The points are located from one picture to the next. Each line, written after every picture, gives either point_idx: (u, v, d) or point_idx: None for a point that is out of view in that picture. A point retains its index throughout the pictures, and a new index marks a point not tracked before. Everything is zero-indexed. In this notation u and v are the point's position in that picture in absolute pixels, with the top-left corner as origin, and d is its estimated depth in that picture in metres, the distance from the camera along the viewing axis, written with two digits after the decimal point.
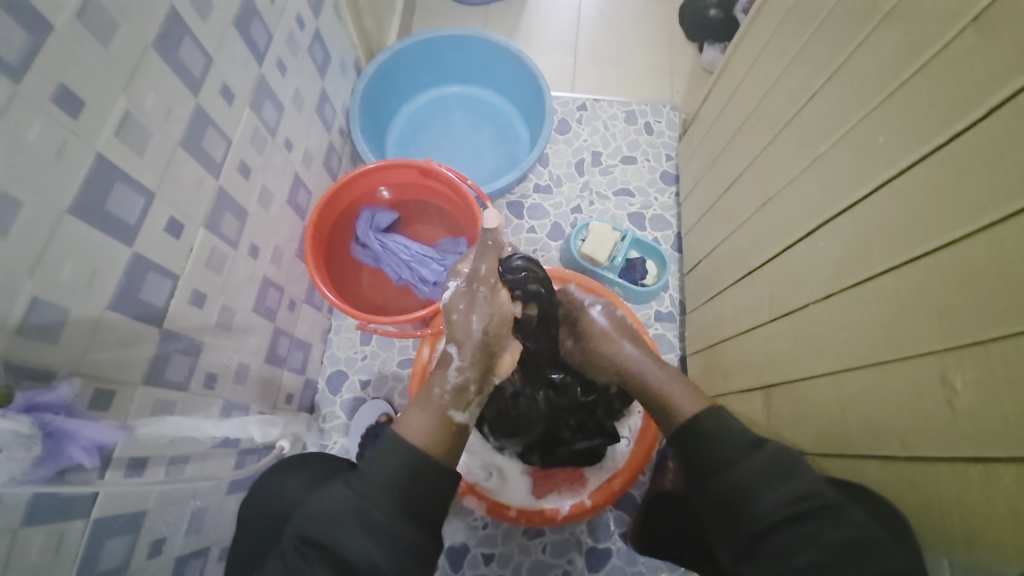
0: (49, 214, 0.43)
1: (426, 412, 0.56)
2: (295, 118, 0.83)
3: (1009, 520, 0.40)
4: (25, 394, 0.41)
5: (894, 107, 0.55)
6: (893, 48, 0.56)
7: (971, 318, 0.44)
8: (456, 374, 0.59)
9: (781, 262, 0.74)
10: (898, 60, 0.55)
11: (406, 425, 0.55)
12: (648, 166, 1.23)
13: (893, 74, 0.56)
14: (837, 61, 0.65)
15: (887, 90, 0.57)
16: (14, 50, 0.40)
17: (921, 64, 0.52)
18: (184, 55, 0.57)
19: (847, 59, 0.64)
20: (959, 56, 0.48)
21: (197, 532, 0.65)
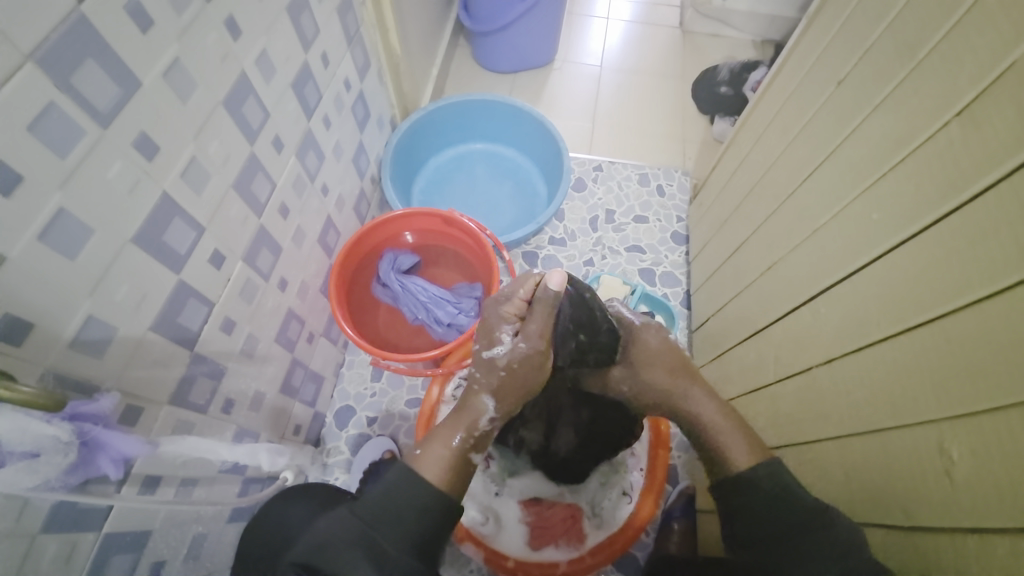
0: (114, 242, 0.49)
1: (444, 444, 0.57)
2: (333, 166, 0.91)
3: None
4: (71, 403, 0.44)
5: (887, 187, 0.59)
6: (884, 134, 0.61)
7: (965, 390, 0.45)
8: (487, 422, 0.60)
9: (786, 324, 0.75)
10: (889, 143, 0.60)
11: (425, 460, 0.55)
12: (659, 226, 1.29)
13: (884, 158, 0.61)
14: (834, 143, 0.71)
15: (879, 171, 0.61)
16: (108, 101, 0.46)
17: (910, 149, 0.57)
18: (246, 111, 0.64)
19: (842, 142, 0.69)
20: (946, 143, 0.52)
21: (195, 559, 0.66)
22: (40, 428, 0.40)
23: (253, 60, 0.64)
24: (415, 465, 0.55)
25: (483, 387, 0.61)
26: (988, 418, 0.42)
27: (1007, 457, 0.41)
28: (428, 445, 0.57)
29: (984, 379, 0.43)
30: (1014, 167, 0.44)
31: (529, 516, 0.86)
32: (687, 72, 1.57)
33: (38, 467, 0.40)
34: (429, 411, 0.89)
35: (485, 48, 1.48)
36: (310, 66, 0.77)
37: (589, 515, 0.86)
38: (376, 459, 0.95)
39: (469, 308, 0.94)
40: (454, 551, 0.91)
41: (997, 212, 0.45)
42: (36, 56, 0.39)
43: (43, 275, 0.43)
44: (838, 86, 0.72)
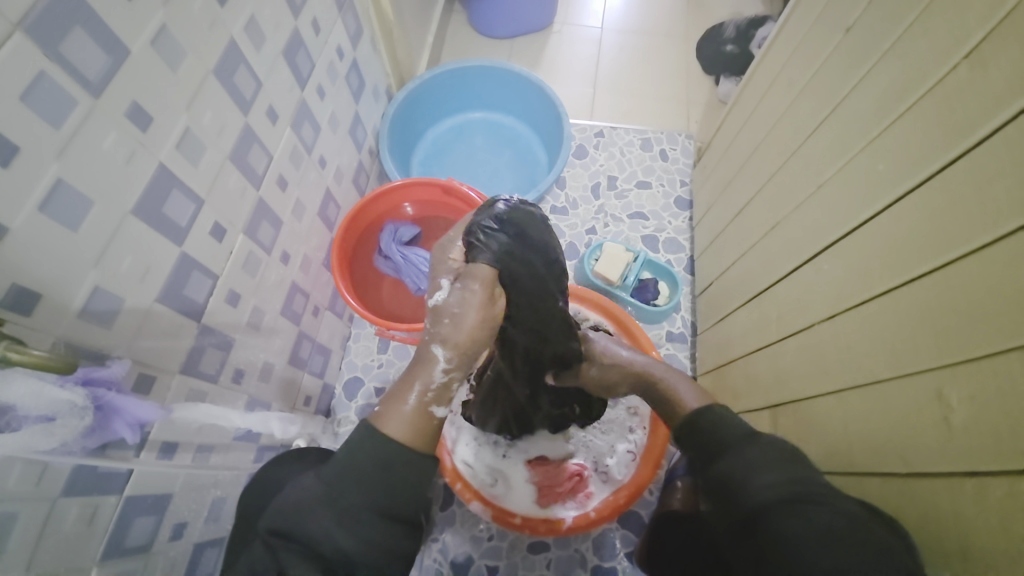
0: (114, 214, 0.49)
1: (399, 404, 0.53)
2: (330, 137, 0.91)
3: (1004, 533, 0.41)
4: (84, 367, 0.45)
5: (893, 137, 0.58)
6: (891, 84, 0.59)
7: (966, 339, 0.45)
8: (441, 373, 0.54)
9: (788, 284, 0.75)
10: (895, 93, 0.59)
11: (389, 422, 0.52)
12: (662, 191, 1.27)
13: (891, 107, 0.59)
14: (840, 95, 0.69)
15: (886, 120, 0.59)
16: (97, 71, 0.46)
17: (917, 96, 0.55)
18: (238, 80, 0.63)
19: (849, 93, 0.67)
20: (954, 87, 0.50)
21: (216, 521, 0.68)
22: (56, 392, 0.42)
23: (242, 27, 0.63)
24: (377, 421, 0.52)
25: (432, 337, 0.56)
26: (986, 364, 0.43)
27: (1008, 402, 0.41)
28: (388, 407, 0.53)
29: (984, 327, 0.43)
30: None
31: (535, 475, 0.88)
32: (690, 31, 1.52)
33: (55, 429, 0.42)
34: None
35: (481, 13, 1.43)
36: (301, 33, 0.76)
37: (594, 473, 0.88)
38: None
39: None
40: (464, 512, 0.95)
41: (1002, 156, 0.44)
42: (25, 25, 0.39)
43: (46, 245, 0.43)
44: (845, 35, 0.69)
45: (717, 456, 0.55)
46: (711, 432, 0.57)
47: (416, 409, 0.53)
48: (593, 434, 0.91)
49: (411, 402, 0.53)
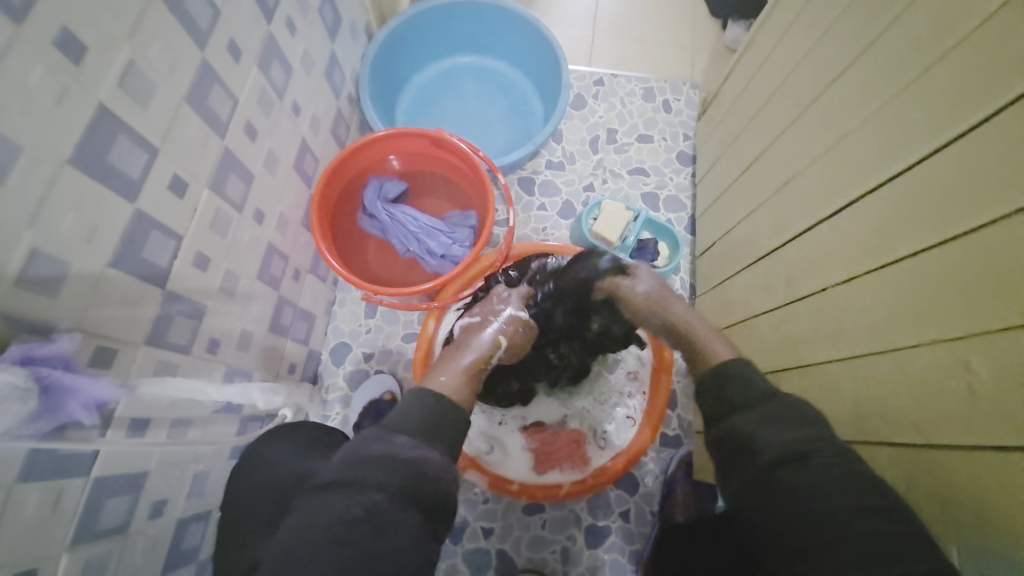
0: (49, 165, 0.42)
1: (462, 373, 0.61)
2: (304, 80, 0.81)
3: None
4: (18, 344, 0.41)
5: (931, 83, 0.52)
6: (931, 19, 0.53)
7: (1000, 306, 0.41)
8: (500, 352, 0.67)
9: (801, 245, 0.71)
10: (935, 30, 0.52)
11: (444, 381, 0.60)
12: (665, 146, 1.19)
13: (931, 47, 0.52)
14: (872, 34, 0.62)
15: (925, 62, 0.53)
16: None
17: (962, 34, 0.49)
18: (189, 6, 0.54)
19: (883, 32, 0.60)
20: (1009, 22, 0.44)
21: (198, 495, 0.65)
22: None
23: None
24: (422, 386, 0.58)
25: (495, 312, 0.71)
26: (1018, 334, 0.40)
27: None
28: (444, 368, 0.62)
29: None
30: None
31: (532, 443, 0.86)
32: None
33: None
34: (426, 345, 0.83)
35: None
36: None
37: (592, 440, 0.86)
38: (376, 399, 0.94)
39: (464, 238, 0.85)
40: None
41: None
42: None
43: None
44: None
45: (727, 415, 0.56)
46: (724, 398, 0.57)
47: (471, 376, 0.62)
48: (591, 402, 0.89)
49: (472, 373, 0.62)
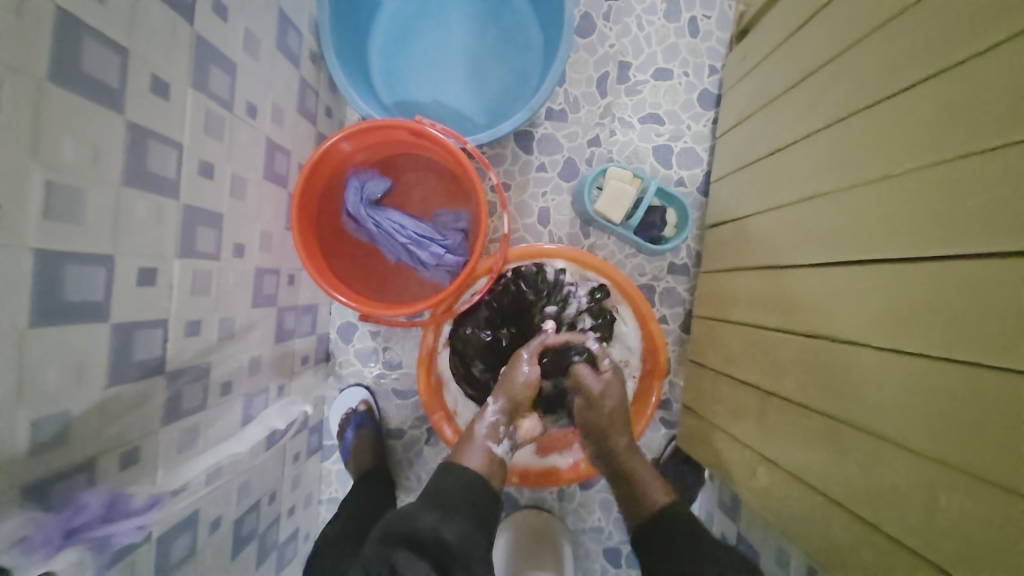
0: (9, 341, 0.40)
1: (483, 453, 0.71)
2: (252, 71, 0.68)
3: None
4: (58, 520, 0.46)
5: (993, 168, 0.44)
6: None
7: (1003, 461, 0.42)
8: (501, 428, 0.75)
9: (807, 277, 0.67)
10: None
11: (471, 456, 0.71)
12: (685, 83, 1.03)
13: (1002, 117, 0.43)
14: (938, 62, 0.50)
15: (991, 140, 0.44)
16: None
17: None
18: (92, 69, 0.43)
19: (951, 66, 0.48)
20: None
21: (247, 497, 0.77)
22: None
23: None
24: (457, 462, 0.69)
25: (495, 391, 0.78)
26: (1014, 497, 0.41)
27: (1004, 537, 0.42)
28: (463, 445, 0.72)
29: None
30: None
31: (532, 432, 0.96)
32: None
33: None
34: (428, 357, 0.89)
35: None
36: None
37: None
38: (354, 406, 1.03)
39: (456, 245, 0.84)
40: None
41: None
42: None
43: None
44: None
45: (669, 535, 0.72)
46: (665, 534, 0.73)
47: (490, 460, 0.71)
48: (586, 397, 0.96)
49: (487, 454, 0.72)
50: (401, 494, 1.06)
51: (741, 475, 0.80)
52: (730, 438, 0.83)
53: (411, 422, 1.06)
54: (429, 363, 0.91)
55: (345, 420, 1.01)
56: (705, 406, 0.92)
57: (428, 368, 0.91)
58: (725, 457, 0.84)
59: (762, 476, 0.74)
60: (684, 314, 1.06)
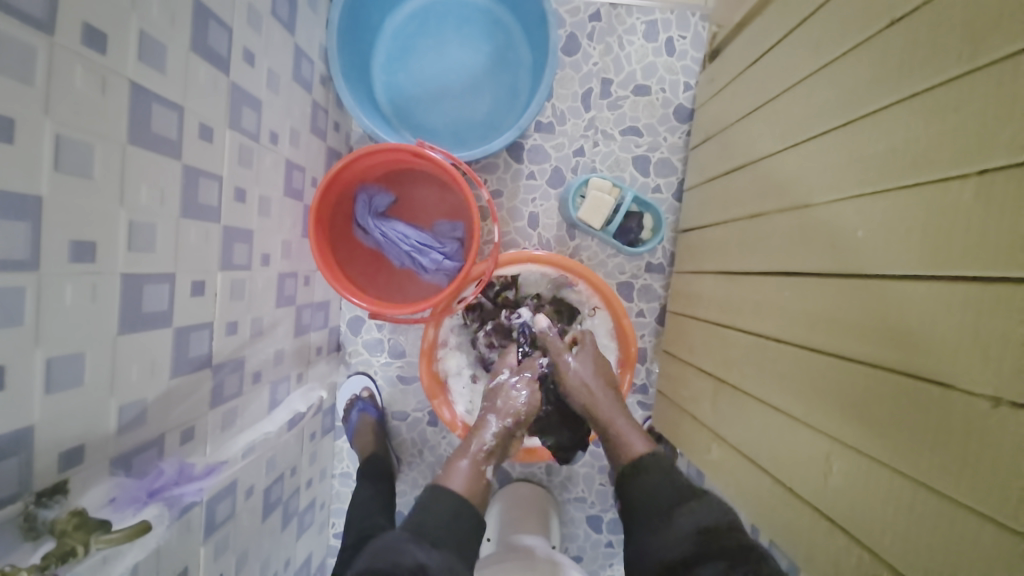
0: (106, 345, 0.51)
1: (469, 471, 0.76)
2: (273, 103, 0.78)
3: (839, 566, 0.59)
4: (142, 484, 0.58)
5: (881, 208, 0.55)
6: (907, 140, 0.52)
7: (870, 437, 0.55)
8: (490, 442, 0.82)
9: (754, 284, 0.78)
10: (906, 155, 0.52)
11: (453, 476, 0.75)
12: (662, 98, 1.12)
13: (891, 168, 0.54)
14: (850, 114, 0.60)
15: (882, 184, 0.55)
16: (24, 246, 0.42)
17: (917, 179, 0.51)
18: (156, 126, 0.54)
19: (860, 119, 0.59)
20: (955, 202, 0.47)
21: (276, 469, 0.89)
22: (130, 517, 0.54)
23: (135, 58, 0.51)
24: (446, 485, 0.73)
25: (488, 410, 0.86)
26: (876, 464, 0.54)
27: (869, 493, 0.55)
28: (449, 468, 0.77)
29: (887, 441, 0.53)
30: (994, 278, 0.43)
31: None
32: None
33: (147, 540, 0.56)
34: (429, 349, 1.02)
35: None
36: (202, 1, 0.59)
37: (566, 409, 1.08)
38: (356, 394, 1.15)
39: (453, 251, 0.95)
40: None
41: (956, 312, 0.46)
42: None
43: (69, 407, 0.49)
44: (887, 28, 0.56)
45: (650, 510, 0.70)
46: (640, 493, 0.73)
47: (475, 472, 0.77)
48: None
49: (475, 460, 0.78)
50: (405, 469, 1.20)
51: (696, 450, 0.93)
52: (691, 419, 0.96)
53: (413, 404, 1.19)
54: (430, 356, 1.04)
55: (349, 404, 1.13)
56: (674, 391, 1.04)
57: (429, 360, 1.04)
58: (686, 435, 0.96)
59: (712, 450, 0.87)
60: (659, 309, 1.17)
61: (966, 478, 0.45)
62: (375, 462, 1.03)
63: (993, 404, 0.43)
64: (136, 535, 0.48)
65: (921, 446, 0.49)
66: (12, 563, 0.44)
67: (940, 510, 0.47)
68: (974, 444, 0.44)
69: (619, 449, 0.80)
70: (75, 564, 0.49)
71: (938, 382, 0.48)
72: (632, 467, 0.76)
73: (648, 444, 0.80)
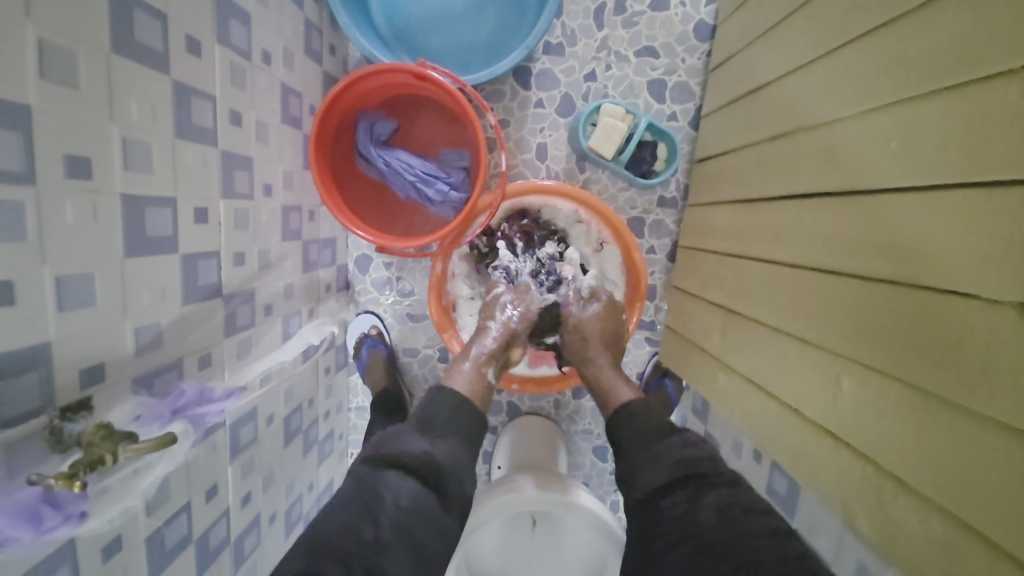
0: (114, 267, 0.51)
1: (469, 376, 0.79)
2: (263, 18, 0.72)
3: (844, 480, 0.61)
4: (166, 403, 0.59)
5: (916, 115, 0.51)
6: (953, 35, 0.47)
7: (886, 354, 0.54)
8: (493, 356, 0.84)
9: (772, 210, 0.75)
10: (952, 53, 0.48)
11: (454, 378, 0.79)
12: (681, 13, 1.04)
13: (932, 69, 0.50)
14: (890, 12, 0.55)
15: (921, 89, 0.51)
16: (16, 157, 0.41)
17: (960, 80, 0.47)
18: (140, 34, 0.51)
19: (901, 16, 0.53)
20: (999, 101, 0.43)
21: (294, 399, 0.92)
22: (154, 431, 0.56)
23: None
24: (443, 387, 0.76)
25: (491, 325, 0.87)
26: (888, 379, 0.54)
27: (879, 407, 0.55)
28: (451, 371, 0.80)
29: (902, 355, 0.52)
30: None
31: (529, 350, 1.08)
32: None
33: (175, 453, 0.59)
34: (437, 284, 1.02)
35: None
36: None
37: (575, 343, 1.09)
38: (365, 331, 1.16)
39: (459, 182, 0.92)
40: None
41: (990, 220, 0.44)
42: None
43: (85, 327, 0.49)
44: None
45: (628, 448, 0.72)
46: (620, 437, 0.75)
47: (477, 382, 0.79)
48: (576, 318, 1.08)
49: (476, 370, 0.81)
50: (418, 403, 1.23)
51: (702, 379, 0.94)
52: (699, 350, 0.96)
53: (424, 342, 1.21)
54: (439, 290, 1.03)
55: (359, 341, 1.15)
56: (683, 323, 1.05)
57: (438, 295, 1.03)
58: (694, 365, 0.97)
59: (719, 379, 0.88)
60: (671, 245, 1.15)
61: (982, 388, 0.44)
62: (388, 395, 1.06)
63: (1018, 311, 0.42)
64: (163, 445, 0.51)
65: (938, 358, 0.48)
66: (39, 472, 0.46)
67: (952, 418, 0.47)
68: (995, 351, 0.43)
69: (607, 394, 0.82)
70: (103, 475, 0.52)
71: (963, 294, 0.46)
72: (622, 411, 0.77)
73: (635, 392, 0.81)
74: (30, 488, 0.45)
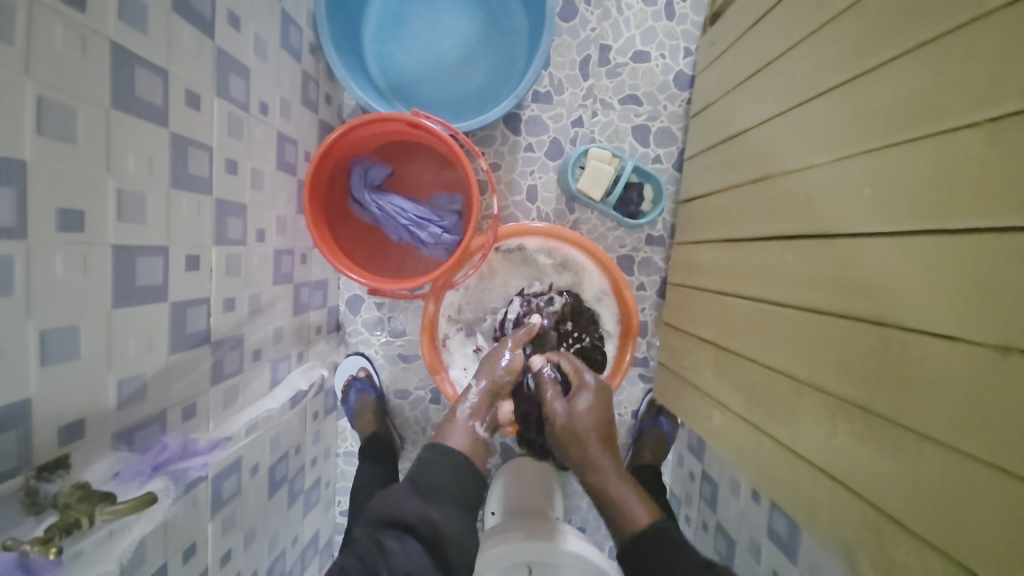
0: (100, 318, 0.50)
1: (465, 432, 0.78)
2: (262, 71, 0.75)
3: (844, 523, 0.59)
4: (146, 458, 0.57)
5: (887, 163, 0.54)
6: (916, 90, 0.51)
7: (877, 395, 0.54)
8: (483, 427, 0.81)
9: (757, 250, 0.77)
10: (916, 105, 0.51)
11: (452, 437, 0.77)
12: (662, 64, 1.10)
13: (898, 120, 0.52)
14: (857, 66, 0.58)
15: (889, 137, 0.53)
16: (10, 213, 0.41)
17: (925, 130, 0.49)
18: (141, 91, 0.52)
19: (867, 71, 0.57)
20: (964, 151, 0.46)
21: (280, 448, 0.89)
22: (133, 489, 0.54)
23: (116, 17, 0.48)
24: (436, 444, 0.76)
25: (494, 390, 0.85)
26: (881, 420, 0.54)
27: (874, 448, 0.55)
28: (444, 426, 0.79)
29: (894, 396, 0.52)
30: (1006, 227, 0.42)
31: None
32: None
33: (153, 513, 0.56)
34: (430, 325, 1.02)
35: None
36: None
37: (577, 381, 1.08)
38: (354, 373, 1.14)
39: (451, 225, 0.94)
40: None
41: (966, 263, 0.45)
42: None
43: (66, 382, 0.47)
44: None
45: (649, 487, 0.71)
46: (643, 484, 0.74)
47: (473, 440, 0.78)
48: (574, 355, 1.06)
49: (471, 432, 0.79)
50: (408, 447, 1.20)
51: (697, 417, 0.93)
52: (692, 388, 0.96)
53: (415, 383, 1.18)
54: (431, 336, 1.03)
55: (347, 385, 1.12)
56: (675, 360, 1.04)
57: (430, 341, 1.03)
58: (689, 404, 0.97)
59: (713, 418, 0.87)
60: (660, 282, 1.16)
61: (973, 428, 0.44)
62: (378, 440, 1.03)
63: (1001, 352, 0.42)
64: (142, 507, 0.47)
65: (930, 399, 0.48)
66: (12, 537, 0.44)
67: (946, 461, 0.47)
68: (985, 392, 0.43)
69: (619, 519, 0.77)
70: (78, 538, 0.49)
71: (947, 335, 0.47)
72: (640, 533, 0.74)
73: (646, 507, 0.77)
74: (3, 555, 0.42)
